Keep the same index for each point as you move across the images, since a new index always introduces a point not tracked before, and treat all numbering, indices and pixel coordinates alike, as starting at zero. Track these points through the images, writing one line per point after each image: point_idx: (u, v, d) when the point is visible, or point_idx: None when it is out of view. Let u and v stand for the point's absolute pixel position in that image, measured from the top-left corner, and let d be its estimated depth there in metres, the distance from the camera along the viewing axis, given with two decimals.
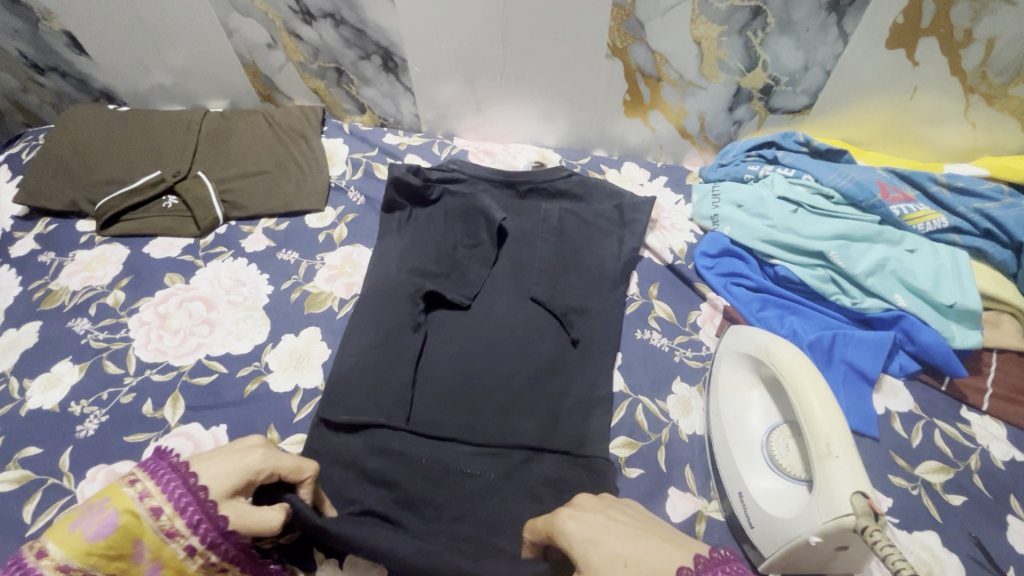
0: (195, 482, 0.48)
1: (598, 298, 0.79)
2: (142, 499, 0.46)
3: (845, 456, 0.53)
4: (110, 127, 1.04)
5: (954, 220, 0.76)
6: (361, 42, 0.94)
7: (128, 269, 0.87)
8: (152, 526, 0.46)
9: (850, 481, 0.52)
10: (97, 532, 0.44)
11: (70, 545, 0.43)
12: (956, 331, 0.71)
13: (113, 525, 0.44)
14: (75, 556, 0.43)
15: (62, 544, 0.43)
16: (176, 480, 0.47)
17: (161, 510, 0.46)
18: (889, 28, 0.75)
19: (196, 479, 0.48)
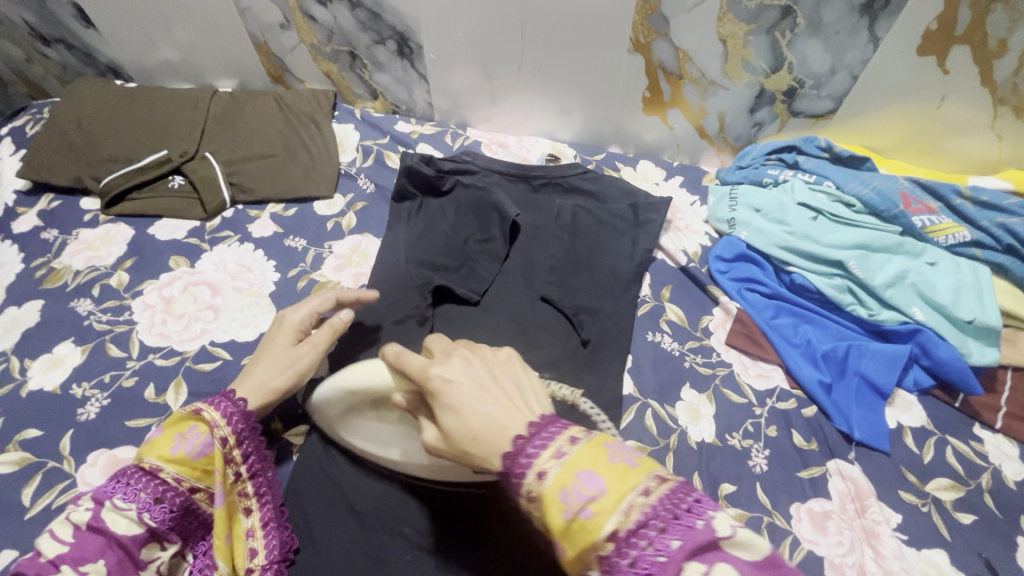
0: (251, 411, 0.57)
1: (599, 275, 0.80)
2: (215, 426, 0.54)
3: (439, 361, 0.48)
4: (117, 103, 1.02)
5: (976, 234, 0.74)
6: (377, 26, 0.92)
7: (132, 250, 0.86)
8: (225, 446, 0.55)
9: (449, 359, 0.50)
10: (195, 453, 0.53)
11: (172, 459, 0.52)
12: (974, 347, 0.70)
13: (203, 444, 0.53)
14: (174, 469, 0.52)
15: (165, 459, 0.52)
16: (236, 409, 0.56)
17: (227, 438, 0.55)
18: (922, 34, 0.73)
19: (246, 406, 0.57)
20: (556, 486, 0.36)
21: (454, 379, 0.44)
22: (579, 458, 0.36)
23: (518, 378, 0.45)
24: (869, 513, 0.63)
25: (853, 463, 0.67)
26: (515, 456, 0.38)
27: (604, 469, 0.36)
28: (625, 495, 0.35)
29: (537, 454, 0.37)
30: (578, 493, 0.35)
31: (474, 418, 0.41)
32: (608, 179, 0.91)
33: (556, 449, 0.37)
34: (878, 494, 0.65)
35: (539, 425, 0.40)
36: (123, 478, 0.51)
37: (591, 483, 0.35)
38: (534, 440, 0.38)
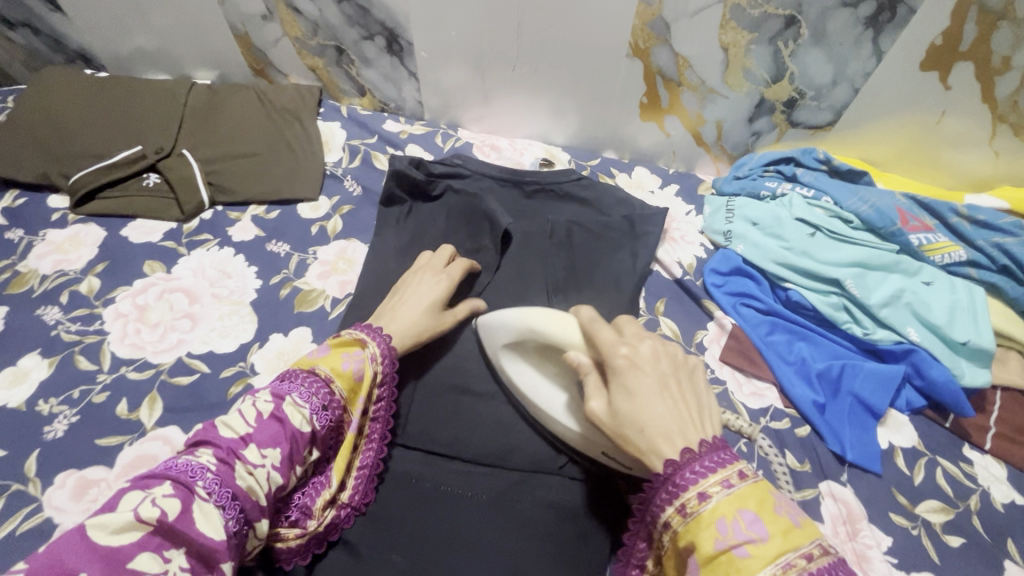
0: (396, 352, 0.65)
1: (594, 288, 0.78)
2: (374, 358, 0.61)
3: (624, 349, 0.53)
4: (87, 93, 0.96)
5: (972, 253, 0.74)
6: (365, 21, 0.88)
7: (103, 253, 0.81)
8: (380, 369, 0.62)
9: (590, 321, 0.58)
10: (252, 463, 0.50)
11: (342, 376, 0.59)
12: (967, 368, 0.70)
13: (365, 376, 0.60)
14: (341, 385, 0.58)
15: (337, 374, 0.58)
16: (388, 346, 0.63)
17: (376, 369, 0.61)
18: (926, 49, 0.72)
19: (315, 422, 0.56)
20: (717, 513, 0.42)
21: (639, 367, 0.51)
22: (745, 498, 0.43)
23: (696, 393, 0.52)
24: (860, 536, 0.63)
25: (846, 485, 0.66)
26: (675, 473, 0.45)
27: (767, 515, 0.42)
28: (785, 550, 0.40)
29: (702, 479, 0.44)
30: (739, 532, 0.41)
31: (650, 421, 0.48)
32: (603, 187, 0.89)
33: (723, 478, 0.43)
34: (869, 517, 0.64)
35: (709, 448, 0.46)
36: (298, 385, 0.56)
37: (754, 527, 0.41)
38: (697, 462, 0.45)
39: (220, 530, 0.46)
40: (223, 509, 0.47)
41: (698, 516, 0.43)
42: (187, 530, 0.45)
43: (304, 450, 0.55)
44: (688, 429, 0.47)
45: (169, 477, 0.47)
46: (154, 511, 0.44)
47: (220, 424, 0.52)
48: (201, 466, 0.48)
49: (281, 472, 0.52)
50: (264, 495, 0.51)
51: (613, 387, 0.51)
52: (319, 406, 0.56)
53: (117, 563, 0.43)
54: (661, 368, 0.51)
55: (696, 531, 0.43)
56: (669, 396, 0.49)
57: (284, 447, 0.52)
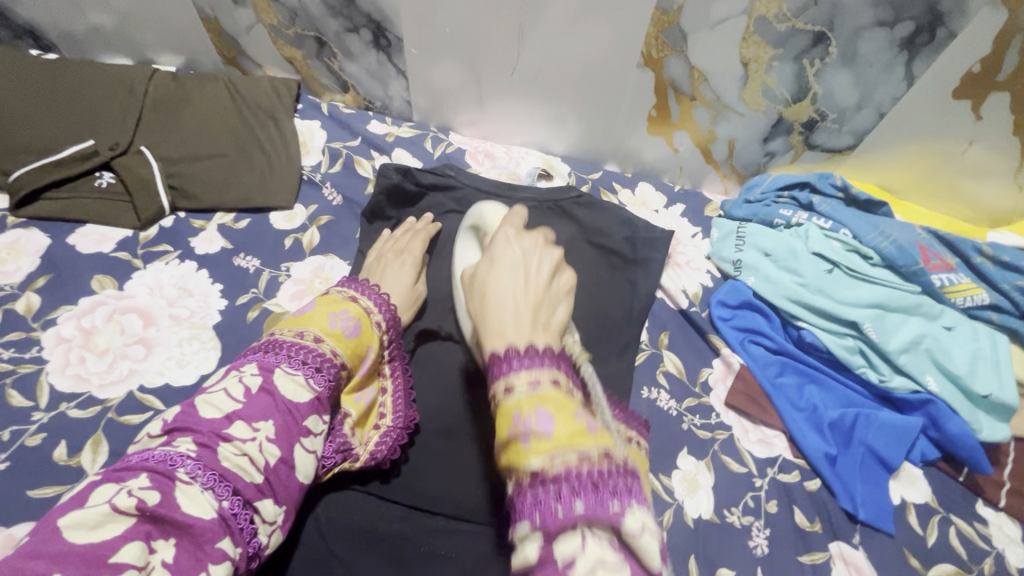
0: (392, 305, 0.65)
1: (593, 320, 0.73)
2: (368, 311, 0.61)
3: (516, 242, 0.52)
4: (32, 77, 0.86)
5: (995, 297, 0.69)
6: (349, 12, 0.79)
7: (46, 266, 0.72)
8: (372, 322, 0.61)
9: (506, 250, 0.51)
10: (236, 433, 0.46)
11: (333, 335, 0.56)
12: (985, 422, 0.66)
13: (364, 328, 0.59)
14: (333, 344, 0.55)
15: (327, 334, 0.55)
16: (383, 299, 0.64)
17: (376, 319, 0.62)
18: (961, 77, 0.66)
19: (310, 379, 0.51)
20: (515, 406, 0.39)
21: (505, 245, 0.52)
22: (546, 398, 0.38)
23: (549, 283, 0.49)
24: None
25: (857, 547, 0.62)
26: (497, 362, 0.42)
27: (562, 418, 0.38)
28: (564, 448, 0.36)
29: (514, 373, 0.41)
30: (527, 424, 0.38)
31: (493, 288, 0.48)
32: (605, 206, 0.82)
33: (533, 376, 0.40)
34: None
35: (534, 348, 0.42)
36: (286, 354, 0.52)
37: (543, 423, 0.37)
38: (516, 358, 0.41)
39: (212, 509, 0.42)
40: (215, 491, 0.42)
41: (500, 404, 0.40)
42: (174, 515, 0.40)
43: (304, 417, 0.50)
44: (517, 320, 0.45)
45: (147, 468, 0.42)
46: (133, 497, 0.40)
47: (200, 402, 0.47)
48: (181, 454, 0.43)
49: (279, 444, 0.47)
50: (258, 470, 0.45)
51: (483, 258, 0.52)
52: (312, 369, 0.52)
53: (97, 556, 0.37)
54: (513, 257, 0.50)
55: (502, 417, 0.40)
56: (520, 268, 0.49)
57: (278, 418, 0.48)
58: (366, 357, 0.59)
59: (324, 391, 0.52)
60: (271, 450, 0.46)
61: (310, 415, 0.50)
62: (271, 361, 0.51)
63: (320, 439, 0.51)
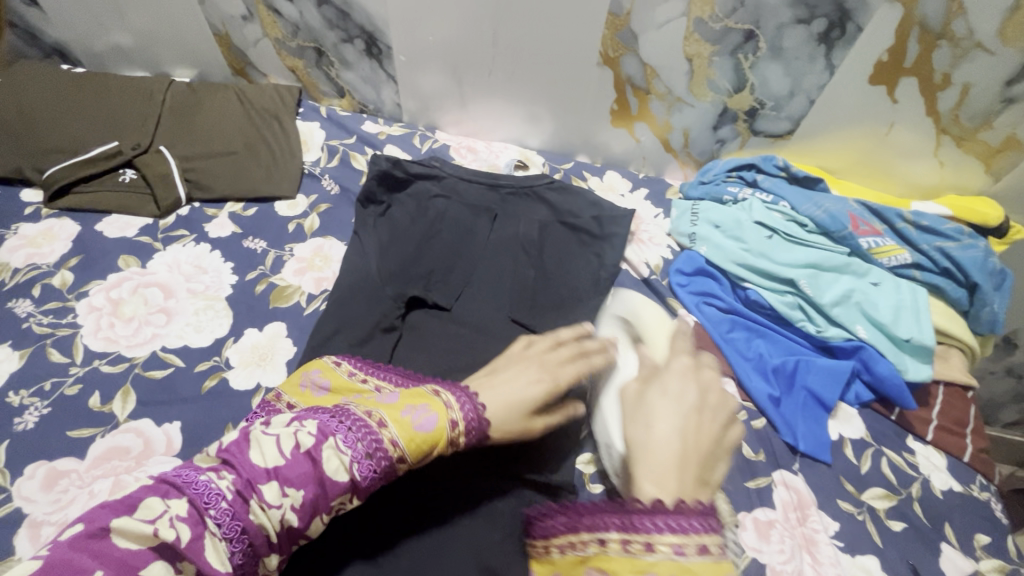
0: (484, 408, 0.53)
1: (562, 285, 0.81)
2: (449, 408, 0.51)
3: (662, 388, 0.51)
4: (63, 88, 0.96)
5: (917, 256, 0.78)
6: (345, 24, 0.90)
7: (78, 248, 0.82)
8: (448, 425, 0.51)
9: (679, 381, 0.52)
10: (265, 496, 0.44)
11: (400, 425, 0.49)
12: (910, 364, 0.74)
13: (438, 427, 0.50)
14: (396, 433, 0.49)
15: (395, 422, 0.49)
16: (475, 405, 0.53)
17: (458, 422, 0.51)
18: (874, 65, 0.76)
19: (354, 463, 0.47)
20: (654, 568, 0.41)
21: (682, 374, 0.53)
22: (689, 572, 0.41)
23: (715, 425, 0.50)
24: (809, 522, 0.66)
25: (797, 473, 0.70)
26: (642, 512, 0.43)
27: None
28: None
29: (658, 533, 0.42)
30: None
31: (658, 426, 0.49)
32: (574, 190, 0.91)
33: (678, 542, 0.42)
34: (818, 503, 0.68)
35: (686, 509, 0.43)
36: (347, 425, 0.48)
37: None
38: (663, 516, 0.42)
39: (227, 565, 0.41)
40: (228, 541, 0.42)
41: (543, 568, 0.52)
42: (196, 561, 0.41)
43: (334, 499, 0.46)
44: (671, 483, 0.45)
45: (185, 493, 0.42)
46: (169, 519, 0.41)
47: (250, 442, 0.46)
48: (219, 490, 0.42)
49: (300, 518, 0.45)
50: (278, 532, 0.44)
51: (653, 380, 0.53)
52: (361, 455, 0.47)
53: (128, 564, 0.39)
54: (687, 399, 0.51)
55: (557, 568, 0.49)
56: (690, 413, 0.49)
57: (308, 492, 0.45)
58: (434, 458, 0.50)
59: (363, 482, 0.47)
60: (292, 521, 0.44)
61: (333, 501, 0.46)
62: (332, 427, 0.47)
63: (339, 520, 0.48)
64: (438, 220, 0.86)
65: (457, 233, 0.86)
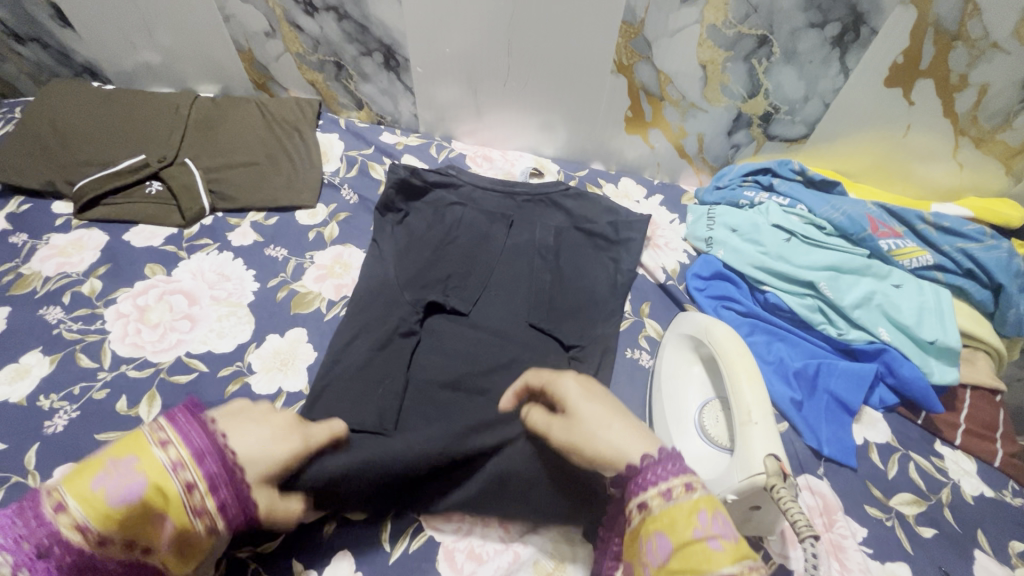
0: (226, 449, 0.48)
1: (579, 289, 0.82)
2: (170, 464, 0.44)
3: (763, 422, 0.57)
4: (93, 104, 1.00)
5: (938, 258, 0.78)
6: (364, 38, 0.92)
7: (106, 257, 0.84)
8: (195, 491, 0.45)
9: (764, 444, 0.55)
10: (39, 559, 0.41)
11: (93, 504, 0.42)
12: (936, 367, 0.73)
13: (144, 492, 0.43)
14: (90, 515, 0.42)
15: (86, 501, 0.42)
16: (194, 445, 0.46)
17: (183, 461, 0.45)
18: (889, 67, 0.76)
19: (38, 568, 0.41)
20: (651, 522, 0.43)
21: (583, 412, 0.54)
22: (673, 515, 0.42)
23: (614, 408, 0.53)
24: (836, 527, 0.65)
25: (822, 478, 0.69)
26: (648, 467, 0.45)
27: (675, 530, 0.41)
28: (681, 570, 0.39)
29: (654, 485, 0.44)
30: (712, 527, 0.40)
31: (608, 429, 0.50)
32: (590, 197, 0.92)
33: (665, 489, 0.43)
34: (844, 508, 0.66)
35: (657, 460, 0.45)
36: (31, 515, 0.42)
37: (724, 530, 0.40)
38: (652, 469, 0.45)
39: None
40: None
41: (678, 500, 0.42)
42: None
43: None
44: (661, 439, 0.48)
45: None
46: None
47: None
48: None
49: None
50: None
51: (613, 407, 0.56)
52: (40, 551, 0.41)
53: None
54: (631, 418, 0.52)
55: (677, 517, 0.42)
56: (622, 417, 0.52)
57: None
58: (151, 526, 0.44)
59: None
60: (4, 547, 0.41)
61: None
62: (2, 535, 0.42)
63: None
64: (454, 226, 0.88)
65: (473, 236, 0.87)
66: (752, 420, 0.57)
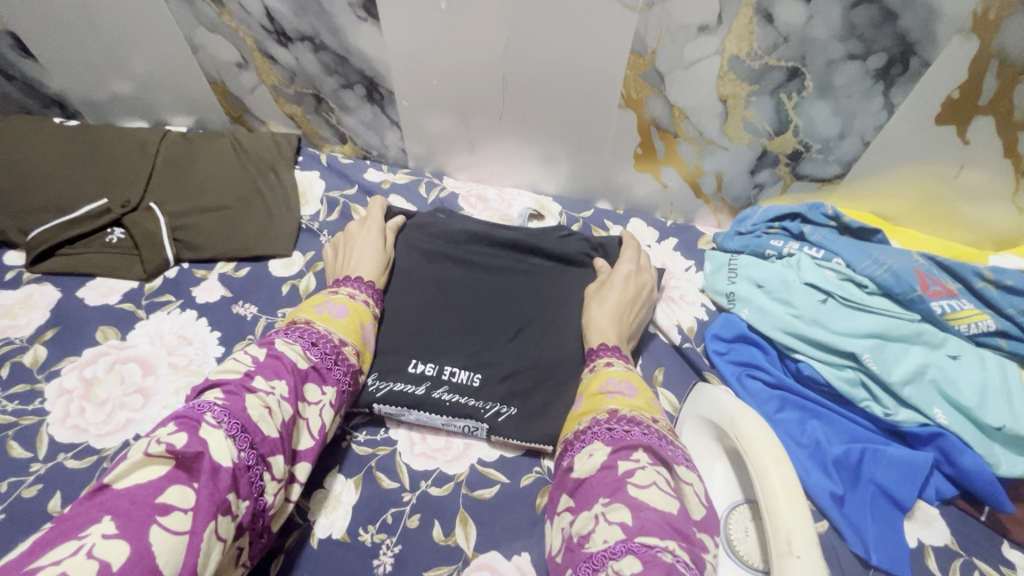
0: (372, 283, 0.72)
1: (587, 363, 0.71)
2: (367, 308, 0.69)
3: (808, 558, 0.45)
4: (52, 143, 0.92)
5: (1001, 322, 0.66)
6: (344, 69, 0.83)
7: (55, 319, 0.75)
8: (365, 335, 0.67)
9: None
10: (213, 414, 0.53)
11: (322, 317, 0.63)
12: (1002, 456, 0.62)
13: (350, 308, 0.66)
14: (326, 324, 0.62)
15: (317, 317, 0.63)
16: (364, 285, 0.71)
17: (358, 295, 0.69)
18: (942, 102, 0.66)
19: (315, 339, 0.59)
20: (585, 387, 0.61)
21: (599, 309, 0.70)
22: (600, 376, 0.60)
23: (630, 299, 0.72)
24: None
25: None
26: (596, 347, 0.65)
27: (593, 391, 0.59)
28: (596, 411, 0.57)
29: (598, 355, 0.64)
30: (618, 387, 0.58)
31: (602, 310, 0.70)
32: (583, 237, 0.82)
33: (592, 362, 0.64)
34: None
35: (600, 346, 0.65)
36: (290, 333, 0.58)
37: (629, 389, 0.58)
38: (605, 349, 0.64)
39: (234, 455, 0.45)
40: (234, 441, 0.46)
41: (598, 370, 0.61)
42: (205, 455, 0.44)
43: (303, 392, 0.55)
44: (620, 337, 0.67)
45: (174, 423, 0.45)
46: (163, 444, 0.43)
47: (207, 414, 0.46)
48: (209, 403, 0.47)
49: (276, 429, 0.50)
50: (274, 424, 0.50)
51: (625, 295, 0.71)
52: (311, 343, 0.58)
53: (141, 499, 0.40)
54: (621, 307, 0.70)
55: (593, 379, 0.61)
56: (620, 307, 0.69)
57: (229, 397, 0.49)
58: (364, 323, 0.67)
59: (323, 362, 0.58)
60: (285, 407, 0.52)
61: (304, 460, 0.54)
62: (232, 384, 0.50)
63: (319, 409, 0.57)
64: (419, 286, 0.77)
65: (451, 293, 0.76)
66: (793, 552, 0.45)
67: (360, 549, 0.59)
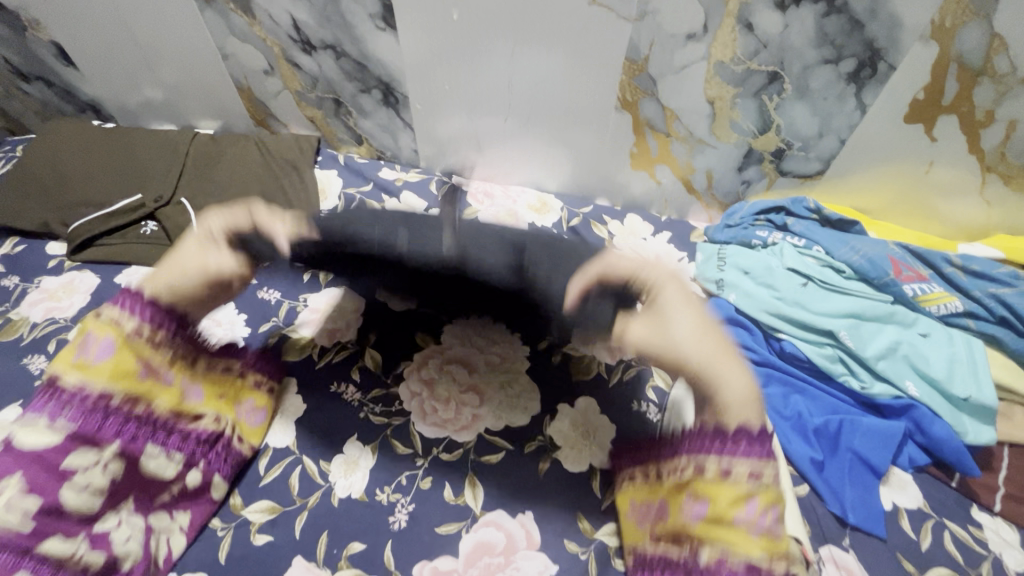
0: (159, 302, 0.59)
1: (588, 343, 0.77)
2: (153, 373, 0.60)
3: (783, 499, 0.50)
4: (91, 143, 0.99)
5: (969, 304, 0.72)
6: (362, 76, 0.91)
7: (95, 302, 0.82)
8: (161, 375, 0.62)
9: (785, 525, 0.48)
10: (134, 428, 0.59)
11: (99, 370, 0.55)
12: (969, 425, 0.68)
13: (117, 344, 0.56)
14: (91, 376, 0.55)
15: (91, 373, 0.55)
16: (146, 304, 0.58)
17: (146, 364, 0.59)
18: (909, 103, 0.72)
19: (87, 396, 0.54)
20: (696, 488, 0.54)
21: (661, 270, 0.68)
22: (731, 499, 0.50)
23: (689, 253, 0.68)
24: None
25: (848, 550, 0.62)
26: (733, 434, 0.52)
27: (713, 519, 0.51)
28: (711, 536, 0.50)
29: (734, 457, 0.51)
30: (760, 522, 0.49)
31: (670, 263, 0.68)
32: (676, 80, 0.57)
33: (731, 463, 0.51)
34: None
35: (739, 444, 0.52)
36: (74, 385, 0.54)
37: (770, 530, 0.49)
38: (741, 447, 0.51)
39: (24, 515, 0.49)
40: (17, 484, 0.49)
41: (744, 489, 0.50)
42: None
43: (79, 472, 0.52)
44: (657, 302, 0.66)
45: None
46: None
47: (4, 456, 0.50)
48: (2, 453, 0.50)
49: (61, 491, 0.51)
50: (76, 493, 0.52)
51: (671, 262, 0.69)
52: (79, 411, 0.54)
53: None
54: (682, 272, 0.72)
55: (725, 496, 0.50)
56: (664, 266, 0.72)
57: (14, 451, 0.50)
58: (148, 379, 0.60)
59: (91, 429, 0.54)
60: (26, 504, 0.49)
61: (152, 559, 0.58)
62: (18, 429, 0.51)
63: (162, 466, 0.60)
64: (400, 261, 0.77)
65: None
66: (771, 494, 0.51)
67: (377, 506, 0.65)
